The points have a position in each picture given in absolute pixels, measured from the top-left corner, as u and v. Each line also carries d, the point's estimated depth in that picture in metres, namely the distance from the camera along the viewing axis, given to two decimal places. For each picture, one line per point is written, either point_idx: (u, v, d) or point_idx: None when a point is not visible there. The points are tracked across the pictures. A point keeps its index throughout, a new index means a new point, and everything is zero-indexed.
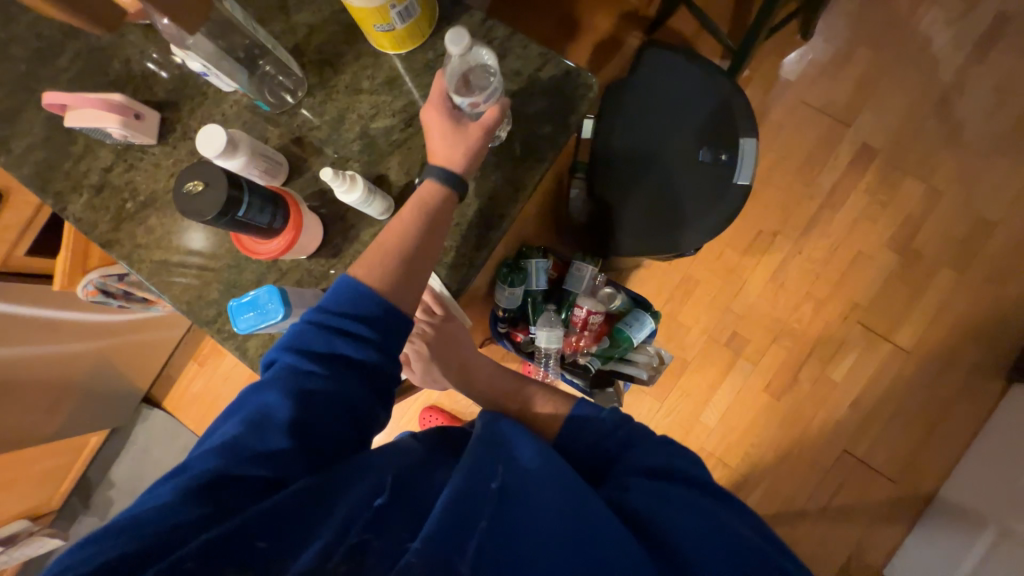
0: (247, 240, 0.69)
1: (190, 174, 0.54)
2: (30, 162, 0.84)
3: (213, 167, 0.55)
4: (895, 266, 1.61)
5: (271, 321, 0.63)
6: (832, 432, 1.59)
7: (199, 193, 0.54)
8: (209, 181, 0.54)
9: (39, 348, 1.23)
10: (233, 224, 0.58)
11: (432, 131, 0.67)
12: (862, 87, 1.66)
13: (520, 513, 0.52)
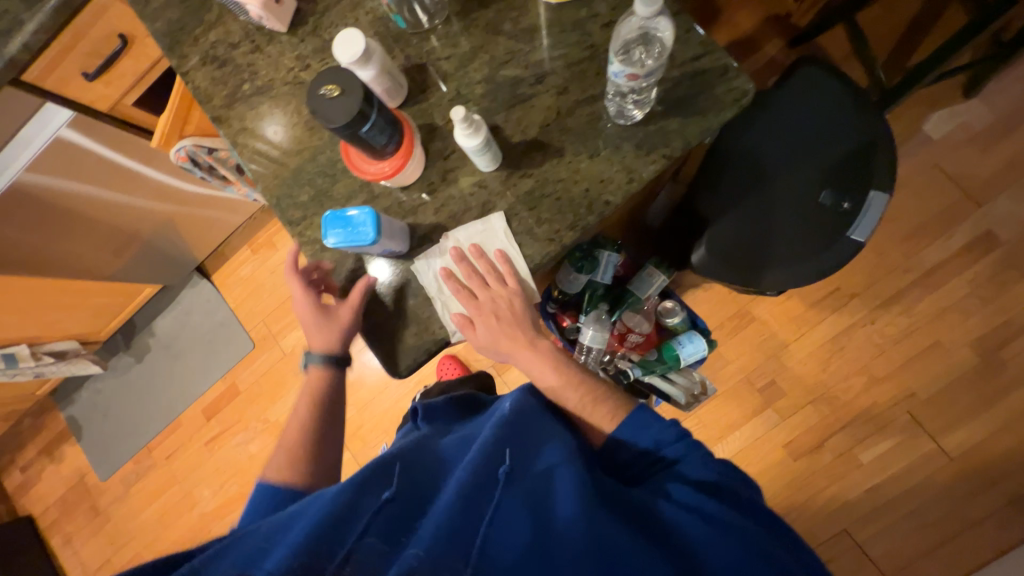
0: (354, 154, 0.70)
1: (328, 77, 0.54)
2: (164, 19, 0.85)
3: (352, 75, 0.54)
4: (972, 368, 1.48)
5: (361, 243, 0.64)
6: (839, 509, 1.53)
7: (335, 98, 0.54)
8: (345, 88, 0.54)
9: (126, 198, 1.30)
10: (352, 139, 0.57)
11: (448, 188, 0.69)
12: (1009, 168, 1.48)
13: (524, 496, 0.57)
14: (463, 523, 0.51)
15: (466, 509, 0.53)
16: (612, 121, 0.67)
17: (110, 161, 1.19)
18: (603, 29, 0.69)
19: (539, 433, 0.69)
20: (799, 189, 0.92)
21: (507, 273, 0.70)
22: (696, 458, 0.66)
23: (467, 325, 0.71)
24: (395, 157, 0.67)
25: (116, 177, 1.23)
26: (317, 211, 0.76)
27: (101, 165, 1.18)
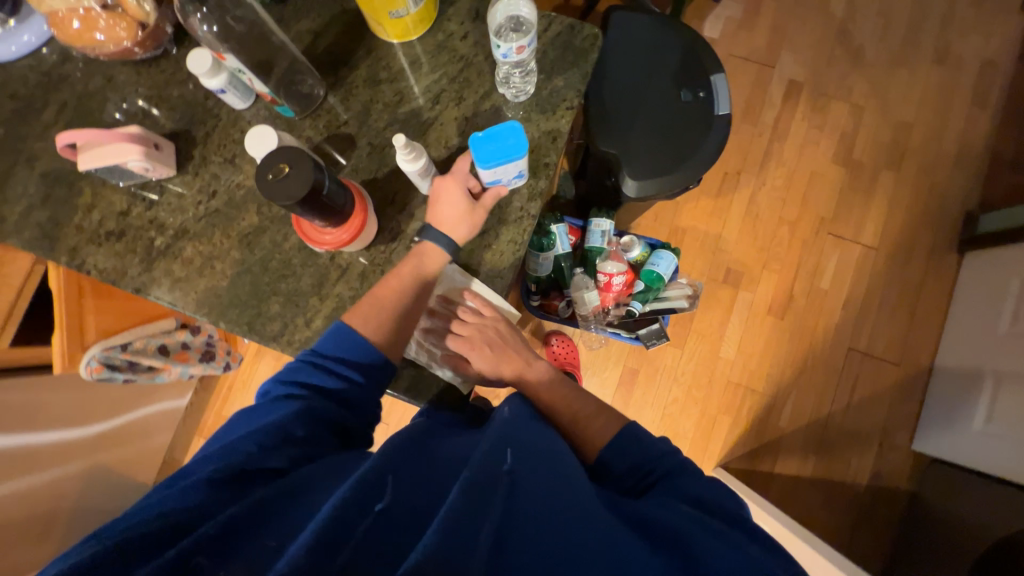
0: (307, 227, 0.68)
1: (274, 159, 0.56)
2: (30, 226, 0.78)
3: (295, 149, 0.56)
4: (845, 177, 1.80)
5: (514, 156, 0.65)
6: (835, 335, 1.73)
7: (286, 176, 0.55)
8: (293, 162, 0.56)
9: (44, 475, 1.11)
10: (310, 207, 0.59)
11: (443, 199, 0.69)
12: (775, 33, 1.88)
13: (529, 502, 0.51)
14: (463, 532, 0.46)
15: (464, 510, 0.47)
16: (513, 101, 0.76)
17: (11, 448, 1.03)
18: (464, 41, 0.78)
19: (526, 415, 0.66)
20: (666, 97, 1.08)
21: (501, 265, 0.74)
22: (706, 484, 0.59)
23: (460, 364, 0.76)
24: (353, 212, 0.67)
25: (24, 460, 1.06)
26: (295, 313, 0.74)
27: (5, 458, 1.01)
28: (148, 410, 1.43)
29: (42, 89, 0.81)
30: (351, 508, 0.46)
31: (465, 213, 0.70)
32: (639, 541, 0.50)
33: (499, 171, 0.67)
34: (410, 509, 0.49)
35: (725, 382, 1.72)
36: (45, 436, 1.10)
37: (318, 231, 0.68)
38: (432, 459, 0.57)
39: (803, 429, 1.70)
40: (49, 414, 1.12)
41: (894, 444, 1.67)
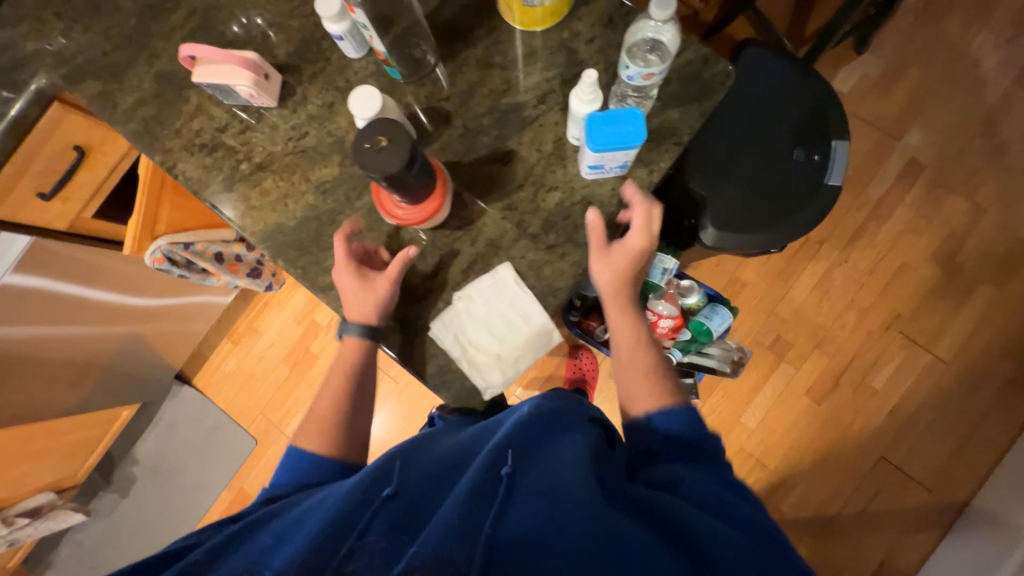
0: (385, 200, 0.68)
1: (375, 130, 0.55)
2: (136, 118, 0.82)
3: (397, 125, 0.56)
4: (938, 279, 1.64)
5: (629, 145, 0.60)
6: (870, 438, 1.62)
7: (384, 150, 0.55)
8: (392, 138, 0.55)
9: (83, 328, 1.19)
10: (396, 183, 0.58)
11: (345, 288, 0.70)
12: (911, 103, 1.70)
13: (528, 501, 0.49)
14: (459, 533, 0.45)
15: (465, 517, 0.46)
16: None
17: (65, 296, 1.09)
18: (588, 45, 0.74)
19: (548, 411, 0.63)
20: (776, 150, 1.00)
21: (559, 285, 0.71)
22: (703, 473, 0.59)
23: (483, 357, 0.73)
24: (432, 198, 0.67)
25: (72, 312, 1.13)
26: None
27: (57, 303, 1.08)
28: (191, 300, 1.50)
29: None
30: (353, 516, 0.48)
31: (367, 291, 0.69)
32: (653, 536, 0.48)
33: (609, 158, 0.63)
34: (407, 509, 0.49)
35: (737, 449, 1.65)
36: (96, 295, 1.17)
37: (393, 205, 0.67)
38: (437, 463, 0.57)
39: (803, 522, 1.61)
40: (108, 275, 1.18)
41: (898, 568, 1.56)
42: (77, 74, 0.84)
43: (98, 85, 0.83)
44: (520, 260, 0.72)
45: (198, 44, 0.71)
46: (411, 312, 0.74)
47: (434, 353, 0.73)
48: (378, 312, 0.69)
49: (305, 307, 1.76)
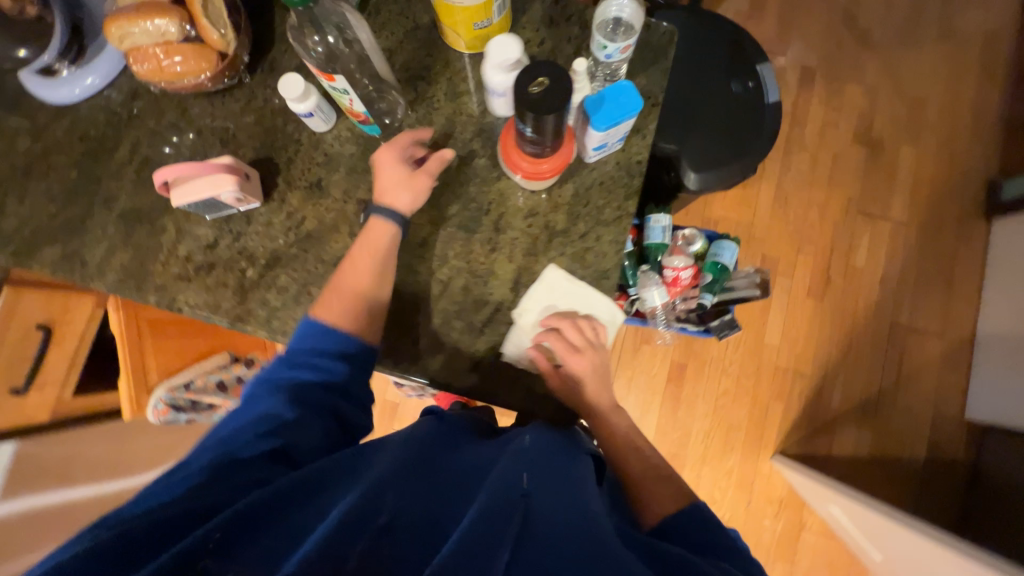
0: (512, 147, 0.68)
1: (534, 73, 0.54)
2: (114, 268, 0.76)
3: (551, 63, 0.55)
4: (867, 156, 1.83)
5: (631, 114, 0.64)
6: (876, 311, 1.75)
7: (548, 89, 0.54)
8: (552, 76, 0.54)
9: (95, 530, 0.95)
10: (546, 126, 0.57)
11: (386, 169, 0.70)
12: (783, 22, 1.91)
13: (543, 520, 0.47)
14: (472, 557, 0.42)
15: (484, 534, 0.44)
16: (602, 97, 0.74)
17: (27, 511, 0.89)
18: (541, 47, 0.78)
19: (540, 433, 0.61)
20: (716, 89, 1.09)
21: (606, 267, 0.73)
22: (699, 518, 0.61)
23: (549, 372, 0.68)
24: (561, 146, 0.67)
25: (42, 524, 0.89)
26: (401, 332, 0.72)
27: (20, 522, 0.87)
28: None
29: (111, 127, 0.80)
30: (362, 527, 0.44)
31: (407, 182, 0.69)
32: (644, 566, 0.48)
33: (616, 132, 0.66)
34: (424, 527, 0.46)
35: (774, 368, 1.72)
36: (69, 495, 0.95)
37: (522, 152, 0.67)
38: (446, 475, 0.54)
39: (855, 408, 1.70)
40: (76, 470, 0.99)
41: (947, 413, 1.68)
42: (31, 247, 0.77)
43: (58, 250, 0.77)
44: (562, 258, 0.73)
45: (169, 168, 0.68)
46: (478, 346, 0.72)
47: (517, 376, 0.71)
48: (405, 203, 0.69)
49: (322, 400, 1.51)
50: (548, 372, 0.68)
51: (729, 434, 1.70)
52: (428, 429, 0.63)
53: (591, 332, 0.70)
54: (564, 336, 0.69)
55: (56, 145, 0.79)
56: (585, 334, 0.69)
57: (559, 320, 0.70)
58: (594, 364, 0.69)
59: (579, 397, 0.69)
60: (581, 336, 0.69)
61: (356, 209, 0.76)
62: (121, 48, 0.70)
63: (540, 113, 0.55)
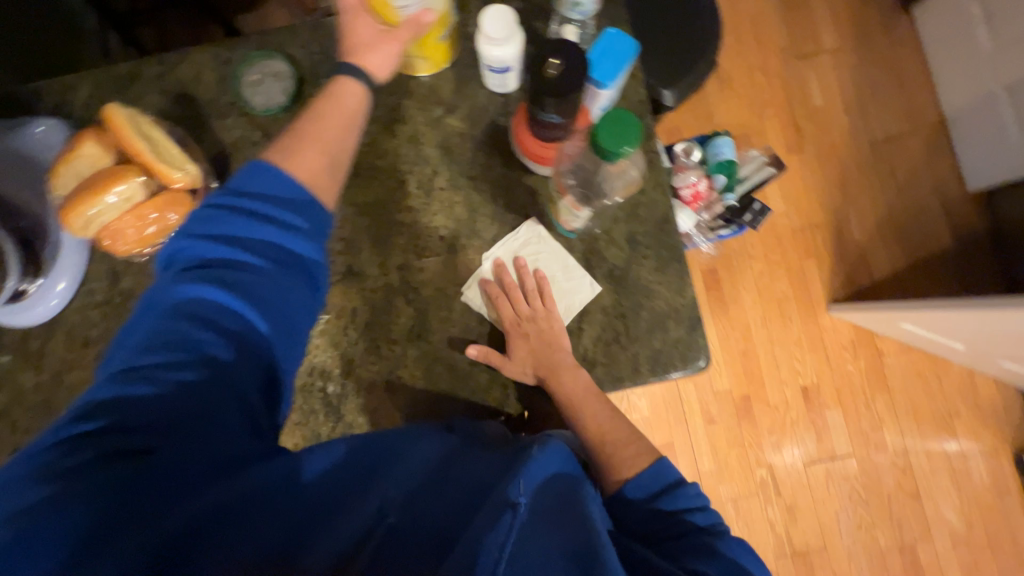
0: (531, 147, 0.64)
1: (543, 58, 0.52)
2: None
3: (553, 41, 0.52)
4: (779, 3, 1.85)
5: (630, 57, 0.61)
6: (852, 137, 1.80)
7: (564, 71, 0.51)
8: (562, 54, 0.52)
9: None
10: (574, 107, 0.54)
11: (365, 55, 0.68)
12: None
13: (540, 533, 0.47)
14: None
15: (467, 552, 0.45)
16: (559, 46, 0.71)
17: None
18: None
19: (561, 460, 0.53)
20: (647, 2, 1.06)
21: (663, 213, 0.71)
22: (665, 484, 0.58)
23: (492, 351, 0.68)
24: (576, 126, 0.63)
25: None
26: (505, 368, 0.70)
27: None
28: None
29: (112, 318, 0.73)
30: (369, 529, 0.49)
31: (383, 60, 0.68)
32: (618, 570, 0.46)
33: (619, 84, 0.63)
34: (424, 527, 0.49)
35: (791, 231, 1.77)
36: None
37: (542, 143, 0.62)
38: (453, 492, 0.51)
39: (876, 230, 1.77)
40: None
41: (951, 195, 1.76)
42: None
43: None
44: (618, 224, 0.71)
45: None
46: (584, 343, 0.70)
47: (635, 351, 0.69)
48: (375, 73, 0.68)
49: None
50: (497, 356, 0.68)
51: (782, 307, 1.74)
52: (433, 441, 0.57)
53: (543, 296, 0.70)
54: (510, 304, 0.70)
55: (65, 363, 0.72)
56: (517, 292, 0.70)
57: (501, 286, 0.70)
58: (535, 330, 0.68)
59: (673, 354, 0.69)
60: (511, 297, 0.70)
61: (401, 276, 0.72)
62: (90, 236, 0.64)
63: (566, 95, 0.52)
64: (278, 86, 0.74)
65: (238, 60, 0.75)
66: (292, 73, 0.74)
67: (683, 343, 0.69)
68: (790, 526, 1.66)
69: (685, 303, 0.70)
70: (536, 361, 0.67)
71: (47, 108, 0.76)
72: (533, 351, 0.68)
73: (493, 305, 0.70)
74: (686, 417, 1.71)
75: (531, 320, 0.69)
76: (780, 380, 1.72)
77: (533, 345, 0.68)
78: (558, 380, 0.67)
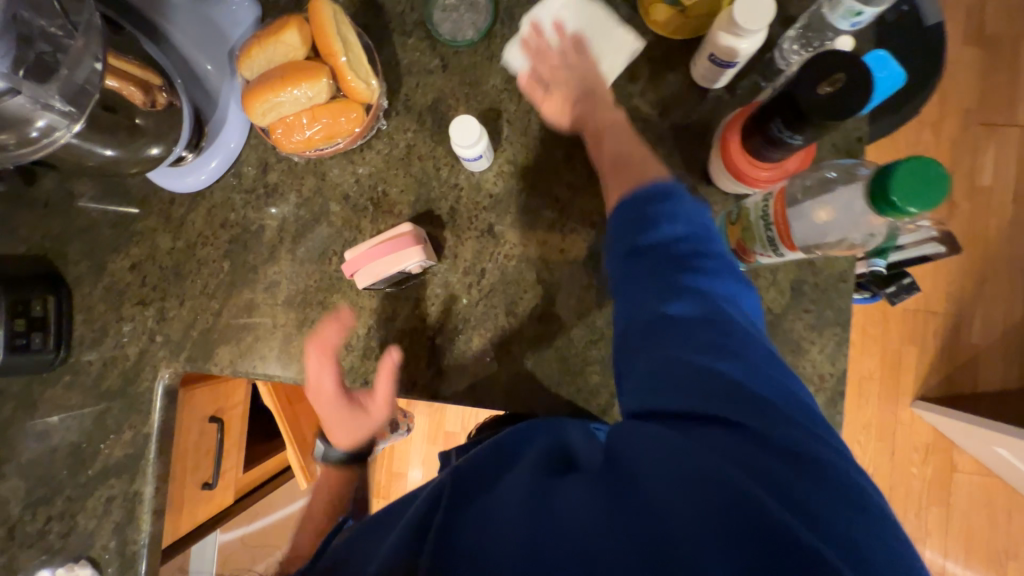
0: (736, 159, 0.56)
1: (823, 70, 0.45)
2: (297, 356, 0.72)
3: (840, 55, 0.45)
4: (983, 57, 1.60)
5: (892, 91, 0.52)
6: (1012, 231, 1.59)
7: (841, 90, 0.44)
8: (848, 73, 0.44)
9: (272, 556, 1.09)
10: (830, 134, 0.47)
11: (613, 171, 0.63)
12: None
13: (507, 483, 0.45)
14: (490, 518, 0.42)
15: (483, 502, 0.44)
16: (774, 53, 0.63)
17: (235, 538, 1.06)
18: None
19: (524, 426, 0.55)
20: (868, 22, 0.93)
21: (843, 268, 0.63)
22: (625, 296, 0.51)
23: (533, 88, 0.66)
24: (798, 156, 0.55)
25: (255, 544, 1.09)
26: None
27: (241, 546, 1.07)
28: None
29: (252, 207, 0.74)
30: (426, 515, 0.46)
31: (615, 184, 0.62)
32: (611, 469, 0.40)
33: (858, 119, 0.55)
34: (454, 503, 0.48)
35: (902, 311, 1.60)
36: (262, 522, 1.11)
37: (750, 156, 0.55)
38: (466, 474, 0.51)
39: (999, 338, 1.58)
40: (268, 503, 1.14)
41: None
42: (204, 349, 0.73)
43: (233, 347, 0.73)
44: (788, 267, 0.64)
45: (357, 248, 0.67)
46: None
47: None
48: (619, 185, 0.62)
49: (431, 424, 1.44)
50: (536, 96, 0.66)
51: (863, 386, 1.61)
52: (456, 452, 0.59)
53: (582, 53, 0.65)
54: (547, 54, 0.66)
55: (199, 237, 0.74)
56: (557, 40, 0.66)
57: (541, 38, 0.66)
58: (573, 81, 0.65)
59: None
60: (549, 51, 0.66)
61: (540, 252, 0.68)
62: (265, 123, 0.63)
63: (831, 119, 0.45)
64: (471, 19, 0.70)
65: None
66: (488, 8, 0.69)
67: (816, 412, 0.63)
68: None
69: (834, 372, 0.63)
70: (573, 119, 0.65)
71: None
72: (572, 102, 0.65)
73: (533, 54, 0.67)
74: None
75: (566, 70, 0.65)
76: None
77: (570, 98, 0.65)
78: (603, 150, 0.63)
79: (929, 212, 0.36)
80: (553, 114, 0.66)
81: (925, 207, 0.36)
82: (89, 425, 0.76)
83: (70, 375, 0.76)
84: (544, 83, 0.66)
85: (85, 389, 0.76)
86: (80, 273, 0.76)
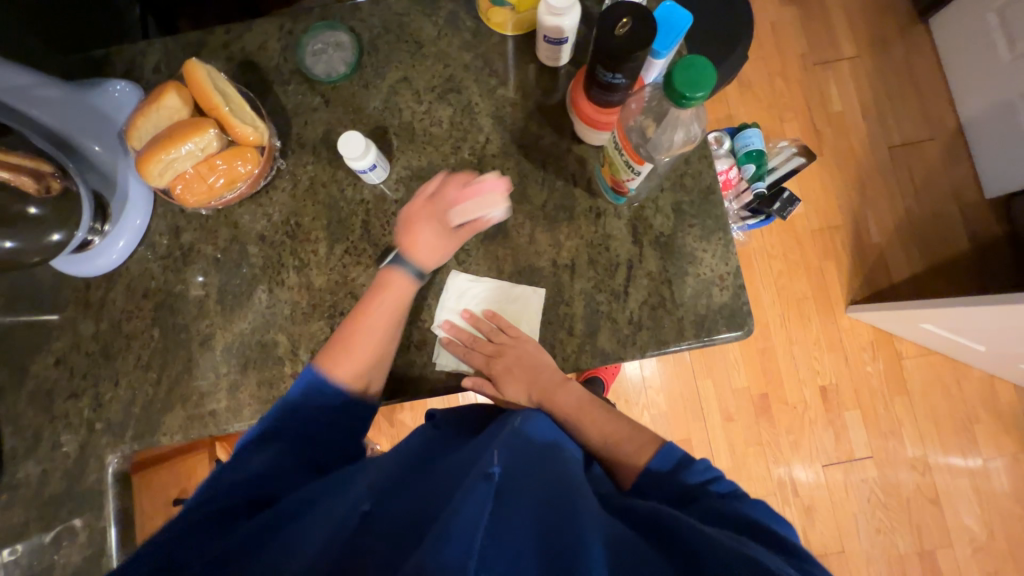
0: (585, 110, 0.66)
1: (614, 18, 0.55)
2: (247, 400, 0.72)
3: (624, 3, 0.56)
4: (799, 12, 1.90)
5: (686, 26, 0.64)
6: (872, 143, 1.83)
7: (633, 29, 0.55)
8: (633, 15, 0.55)
9: None
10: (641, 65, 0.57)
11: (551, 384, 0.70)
12: None
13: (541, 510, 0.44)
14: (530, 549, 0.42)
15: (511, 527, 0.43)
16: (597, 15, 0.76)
17: None
18: None
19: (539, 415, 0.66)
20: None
21: (708, 182, 0.74)
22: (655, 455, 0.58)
23: (485, 384, 0.72)
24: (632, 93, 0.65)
25: None
26: (553, 330, 0.72)
27: None
28: None
29: (171, 271, 0.75)
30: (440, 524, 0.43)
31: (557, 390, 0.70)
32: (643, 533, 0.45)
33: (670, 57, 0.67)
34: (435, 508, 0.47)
35: (810, 233, 1.79)
36: None
37: (595, 104, 0.65)
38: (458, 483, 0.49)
39: (894, 234, 1.78)
40: None
41: (969, 201, 1.78)
42: (149, 422, 0.72)
43: (179, 411, 0.72)
44: (664, 193, 0.74)
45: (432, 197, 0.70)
46: (631, 307, 0.71)
47: (681, 316, 0.71)
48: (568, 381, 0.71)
49: None
50: (490, 388, 0.72)
51: (801, 307, 1.76)
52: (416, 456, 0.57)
53: (491, 314, 0.72)
54: (473, 335, 0.72)
55: (122, 314, 0.75)
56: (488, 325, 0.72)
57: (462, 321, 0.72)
58: (496, 343, 0.71)
59: (716, 317, 0.71)
60: (461, 316, 0.73)
61: None
62: (164, 184, 0.66)
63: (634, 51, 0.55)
64: (340, 57, 0.78)
65: (299, 31, 0.79)
66: (353, 44, 0.78)
67: (726, 308, 0.71)
68: (810, 527, 1.65)
69: (730, 270, 0.72)
70: (503, 373, 0.70)
71: (117, 71, 0.80)
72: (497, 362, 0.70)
73: (460, 331, 0.72)
74: (705, 414, 1.71)
75: (482, 326, 0.72)
76: (798, 379, 1.72)
77: (497, 360, 0.70)
78: (538, 383, 0.70)
79: (713, 91, 0.46)
80: (493, 388, 0.72)
81: (706, 88, 0.46)
82: (39, 540, 0.71)
83: (8, 494, 0.72)
84: (473, 354, 0.71)
85: (26, 503, 0.72)
86: (0, 384, 0.74)
